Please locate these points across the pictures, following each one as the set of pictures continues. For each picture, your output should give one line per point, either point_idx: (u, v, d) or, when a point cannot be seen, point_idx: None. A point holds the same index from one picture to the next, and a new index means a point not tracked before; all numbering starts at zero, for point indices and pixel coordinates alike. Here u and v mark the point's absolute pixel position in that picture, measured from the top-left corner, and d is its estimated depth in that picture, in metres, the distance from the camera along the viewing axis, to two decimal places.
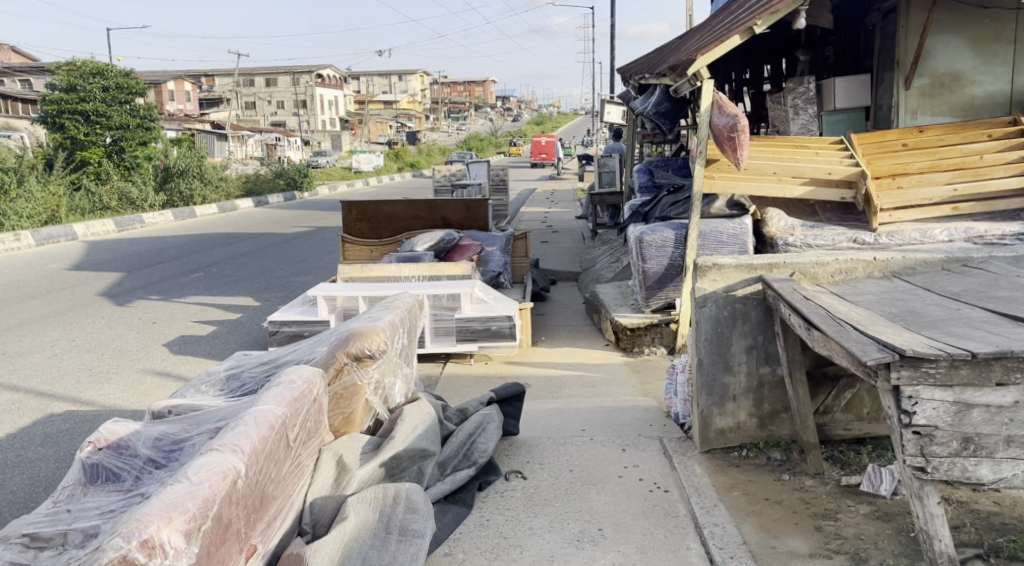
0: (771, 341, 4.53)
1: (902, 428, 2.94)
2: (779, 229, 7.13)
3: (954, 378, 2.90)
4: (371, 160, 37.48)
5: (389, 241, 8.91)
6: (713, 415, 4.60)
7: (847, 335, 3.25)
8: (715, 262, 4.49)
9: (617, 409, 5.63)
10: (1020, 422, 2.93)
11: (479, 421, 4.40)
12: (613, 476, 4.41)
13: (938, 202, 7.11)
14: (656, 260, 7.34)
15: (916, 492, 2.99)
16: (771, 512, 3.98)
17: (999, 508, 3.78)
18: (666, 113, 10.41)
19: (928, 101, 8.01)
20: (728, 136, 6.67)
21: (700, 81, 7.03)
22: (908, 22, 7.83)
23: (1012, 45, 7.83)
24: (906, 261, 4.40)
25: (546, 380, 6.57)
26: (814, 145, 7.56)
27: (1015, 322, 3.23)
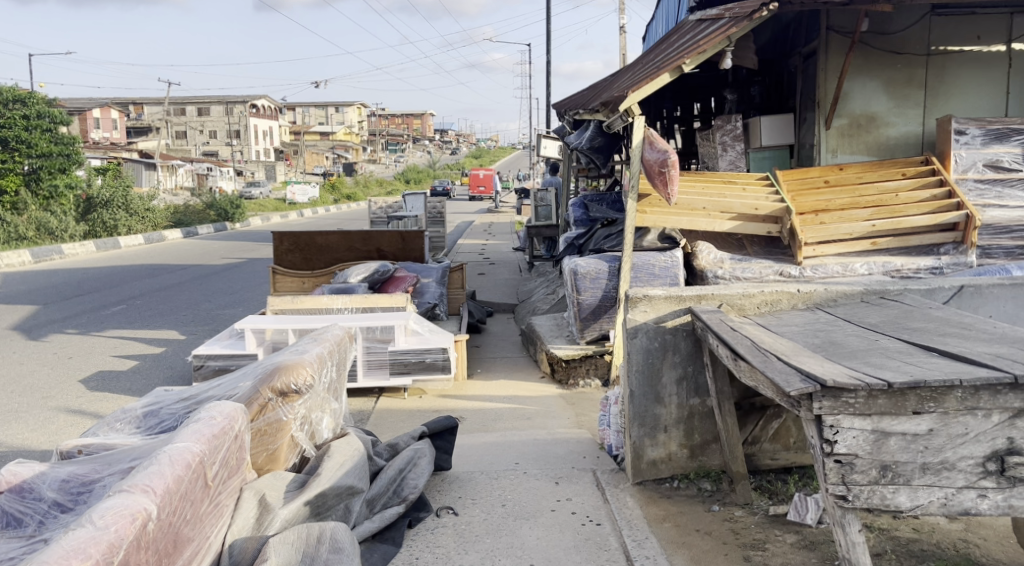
0: (700, 372, 4.59)
1: (824, 457, 3.01)
2: (709, 262, 7.27)
3: (872, 407, 2.97)
4: (306, 192, 37.02)
5: (323, 272, 8.78)
6: (644, 446, 4.63)
7: (771, 365, 3.32)
8: (645, 293, 4.54)
9: (551, 442, 5.62)
10: (935, 450, 3.00)
11: (410, 456, 4.34)
12: (545, 510, 4.38)
13: (859, 237, 7.35)
14: (590, 292, 7.37)
15: (838, 521, 3.06)
16: (700, 544, 4.00)
17: (918, 534, 3.89)
18: (600, 147, 10.58)
19: (847, 141, 8.32)
20: (658, 171, 6.79)
21: (632, 117, 7.16)
22: (827, 65, 8.15)
23: (922, 89, 8.22)
24: (827, 293, 4.54)
25: (480, 413, 6.52)
26: (742, 181, 7.82)
27: (928, 352, 3.35)
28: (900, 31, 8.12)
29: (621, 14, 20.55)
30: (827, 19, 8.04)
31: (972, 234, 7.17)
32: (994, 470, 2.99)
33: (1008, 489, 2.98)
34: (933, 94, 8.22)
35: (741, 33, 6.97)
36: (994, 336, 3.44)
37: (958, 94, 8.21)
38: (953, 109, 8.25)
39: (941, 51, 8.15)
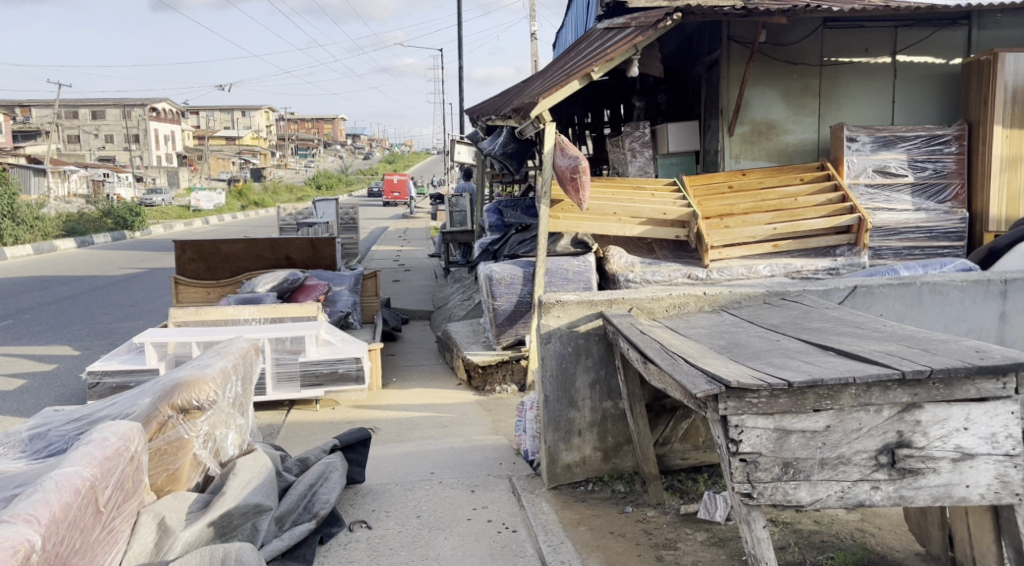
0: (612, 375, 4.65)
1: (730, 456, 3.10)
2: (620, 266, 7.33)
3: (773, 406, 3.08)
4: (211, 198, 35.90)
5: (229, 282, 8.53)
6: (559, 451, 4.66)
7: (679, 367, 3.39)
8: (558, 299, 4.58)
9: (468, 449, 5.60)
10: (833, 446, 3.12)
11: (322, 470, 4.29)
12: (461, 519, 4.36)
13: (761, 240, 7.61)
14: (506, 297, 7.35)
15: (743, 518, 3.12)
16: (614, 545, 4.05)
17: (818, 526, 4.04)
18: (513, 153, 10.61)
19: (749, 147, 8.60)
20: (570, 178, 6.85)
21: (543, 124, 7.20)
22: (729, 74, 8.40)
23: (816, 98, 8.58)
24: (732, 295, 4.66)
25: (394, 423, 6.45)
26: (650, 187, 7.96)
27: (825, 351, 3.48)
28: (796, 42, 8.44)
29: (532, 21, 20.76)
30: (728, 30, 8.29)
31: (864, 236, 7.48)
32: (886, 463, 3.11)
33: (898, 481, 3.11)
34: (827, 102, 8.59)
35: (647, 42, 7.11)
36: (884, 335, 3.61)
37: (849, 103, 8.60)
38: (845, 117, 8.63)
39: (833, 62, 8.52)
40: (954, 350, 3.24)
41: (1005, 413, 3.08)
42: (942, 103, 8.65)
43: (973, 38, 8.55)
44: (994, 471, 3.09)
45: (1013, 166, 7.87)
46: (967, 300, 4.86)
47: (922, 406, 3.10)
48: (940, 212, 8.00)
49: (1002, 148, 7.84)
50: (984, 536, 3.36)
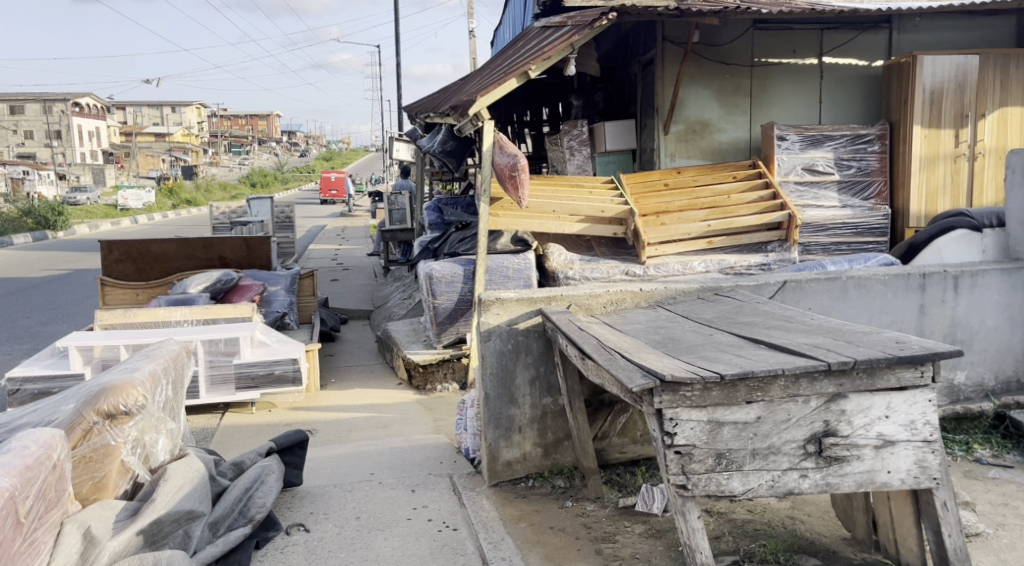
0: (552, 371, 4.69)
1: (665, 449, 3.17)
2: (560, 263, 7.39)
3: (706, 399, 3.16)
4: (139, 197, 34.89)
5: (158, 283, 8.32)
6: (500, 448, 4.68)
7: (615, 362, 3.44)
8: (498, 296, 4.60)
9: (408, 449, 5.58)
10: (764, 436, 3.21)
11: (257, 475, 4.21)
12: (400, 520, 4.34)
13: (696, 237, 7.76)
14: (446, 295, 7.27)
15: (679, 509, 3.19)
16: (554, 540, 4.09)
17: (752, 515, 4.15)
18: (452, 151, 10.58)
19: (683, 146, 8.76)
20: (509, 175, 6.87)
21: (482, 121, 7.20)
22: (664, 73, 8.53)
23: (748, 97, 8.78)
24: (667, 291, 4.73)
25: (333, 424, 6.39)
26: (588, 185, 8.03)
27: (756, 344, 3.57)
28: (727, 43, 8.63)
29: (469, 18, 20.74)
30: (663, 30, 8.41)
31: (795, 232, 7.72)
32: (814, 452, 3.21)
33: (825, 468, 3.21)
34: (758, 102, 8.79)
35: (583, 41, 7.18)
36: (812, 328, 3.72)
37: (779, 102, 8.82)
38: (776, 115, 8.85)
39: (764, 62, 8.73)
40: (876, 341, 3.36)
41: (923, 401, 3.21)
42: (867, 104, 8.94)
43: (894, 40, 8.83)
44: (913, 457, 3.22)
45: (932, 165, 8.18)
46: (890, 294, 4.97)
47: (847, 396, 3.20)
48: (865, 209, 8.27)
49: (921, 148, 8.15)
50: (905, 519, 3.49)
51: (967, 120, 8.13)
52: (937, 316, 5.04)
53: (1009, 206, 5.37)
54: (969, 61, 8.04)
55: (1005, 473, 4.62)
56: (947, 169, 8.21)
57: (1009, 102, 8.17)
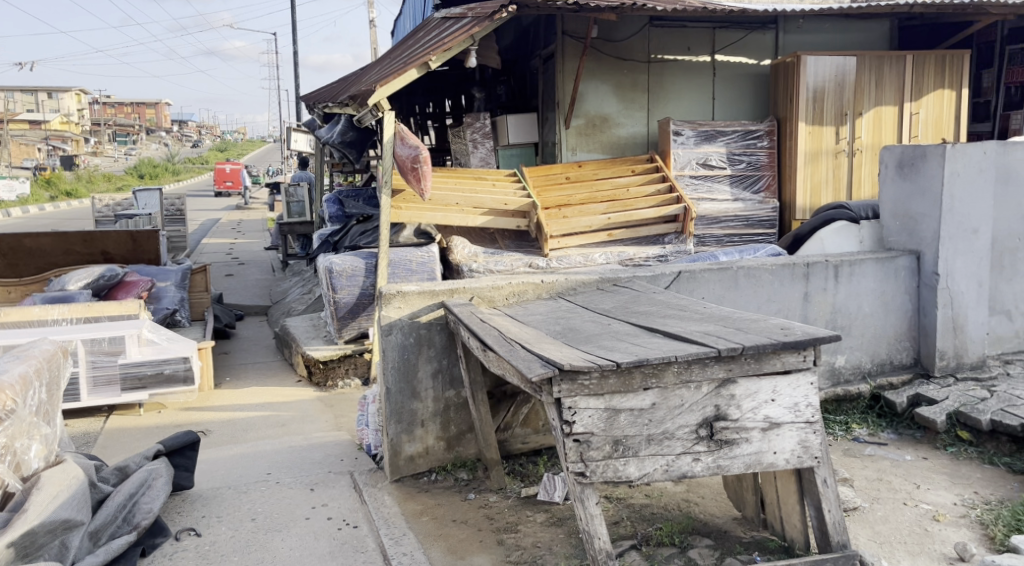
0: (454, 364, 4.67)
1: (564, 437, 3.21)
2: (464, 256, 7.38)
3: (604, 387, 3.22)
4: (13, 188, 32.84)
5: (35, 279, 7.88)
6: (402, 442, 4.64)
7: (516, 353, 3.46)
8: (398, 289, 4.56)
9: (308, 447, 5.46)
10: (659, 422, 3.29)
11: (143, 478, 4.04)
12: (299, 519, 4.26)
13: (597, 230, 7.88)
14: (347, 290, 7.11)
15: (577, 496, 3.24)
16: (456, 533, 4.09)
17: (649, 500, 4.26)
18: (352, 142, 10.37)
19: (584, 140, 8.88)
20: (411, 168, 6.78)
21: (381, 111, 7.04)
22: (564, 68, 8.62)
23: (645, 93, 8.97)
24: (568, 282, 4.77)
25: (228, 424, 6.20)
26: (491, 177, 8.04)
27: (652, 333, 3.65)
28: (625, 39, 8.77)
29: (370, 7, 20.47)
30: (562, 24, 8.49)
31: (690, 225, 7.93)
32: (705, 435, 3.31)
33: (716, 452, 3.32)
34: (655, 98, 9.00)
35: (483, 33, 7.17)
36: (704, 316, 3.83)
37: (675, 98, 9.06)
38: (672, 112, 9.08)
39: (660, 59, 8.93)
40: (763, 328, 3.49)
41: (805, 384, 3.36)
42: (757, 101, 9.28)
43: (780, 40, 9.18)
44: (797, 438, 3.36)
45: (816, 160, 8.57)
46: (777, 283, 5.18)
47: (737, 381, 3.31)
48: (755, 202, 8.58)
49: (805, 143, 8.52)
50: (790, 498, 3.64)
51: (846, 118, 8.54)
52: (820, 303, 5.28)
53: (883, 199, 5.67)
54: (848, 62, 8.44)
55: (880, 449, 4.90)
56: (829, 164, 8.62)
57: (884, 102, 8.64)
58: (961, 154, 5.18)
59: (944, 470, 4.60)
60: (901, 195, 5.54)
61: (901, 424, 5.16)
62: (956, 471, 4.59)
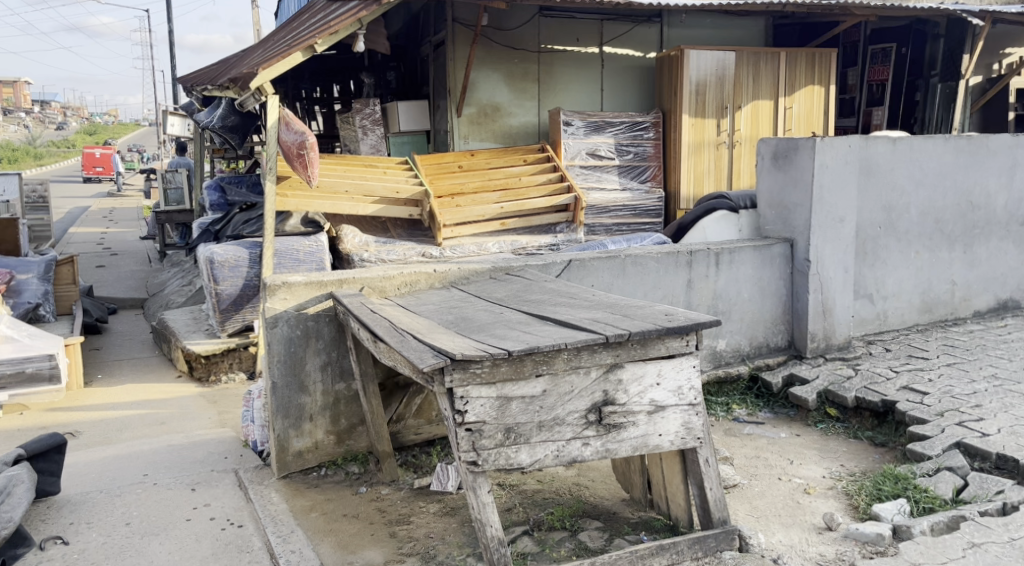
0: (344, 356, 4.57)
1: (456, 427, 3.20)
2: (354, 245, 7.24)
3: (495, 375, 3.21)
4: None
5: None
6: (289, 438, 4.51)
7: (406, 343, 3.41)
8: (284, 280, 4.42)
9: (190, 445, 5.25)
10: (550, 408, 3.31)
11: (3, 485, 3.80)
12: (178, 521, 4.08)
13: (489, 219, 7.86)
14: (230, 281, 6.78)
15: (470, 485, 3.24)
16: (347, 527, 4.01)
17: (540, 485, 4.31)
18: (234, 127, 9.97)
19: (476, 128, 8.85)
20: (297, 154, 6.55)
21: (265, 96, 6.77)
22: (455, 55, 8.56)
23: (536, 83, 9.02)
24: (460, 271, 4.74)
25: (102, 424, 5.87)
26: (382, 165, 7.91)
27: (542, 320, 3.68)
28: (516, 27, 8.79)
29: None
30: (453, 11, 8.42)
31: (581, 214, 8.03)
32: (594, 420, 3.36)
33: (605, 435, 3.38)
34: (545, 88, 9.06)
35: (371, 18, 7.02)
36: (594, 303, 3.89)
37: (565, 89, 9.15)
38: (562, 102, 9.17)
39: (550, 49, 8.99)
40: (648, 314, 3.57)
41: (688, 367, 3.45)
42: (643, 93, 9.49)
43: (664, 35, 9.41)
44: (681, 420, 3.46)
45: (698, 151, 8.83)
46: (663, 271, 5.31)
47: (623, 366, 3.37)
48: (642, 192, 8.79)
49: (689, 135, 8.76)
50: (675, 478, 3.75)
51: (726, 111, 8.85)
52: (702, 290, 5.45)
53: (759, 189, 5.91)
54: (728, 57, 8.74)
55: (758, 428, 5.11)
56: (711, 156, 8.91)
57: (760, 96, 9.00)
58: (830, 147, 5.45)
59: (815, 446, 4.85)
60: (775, 186, 5.78)
61: (777, 403, 5.40)
62: (826, 446, 4.84)
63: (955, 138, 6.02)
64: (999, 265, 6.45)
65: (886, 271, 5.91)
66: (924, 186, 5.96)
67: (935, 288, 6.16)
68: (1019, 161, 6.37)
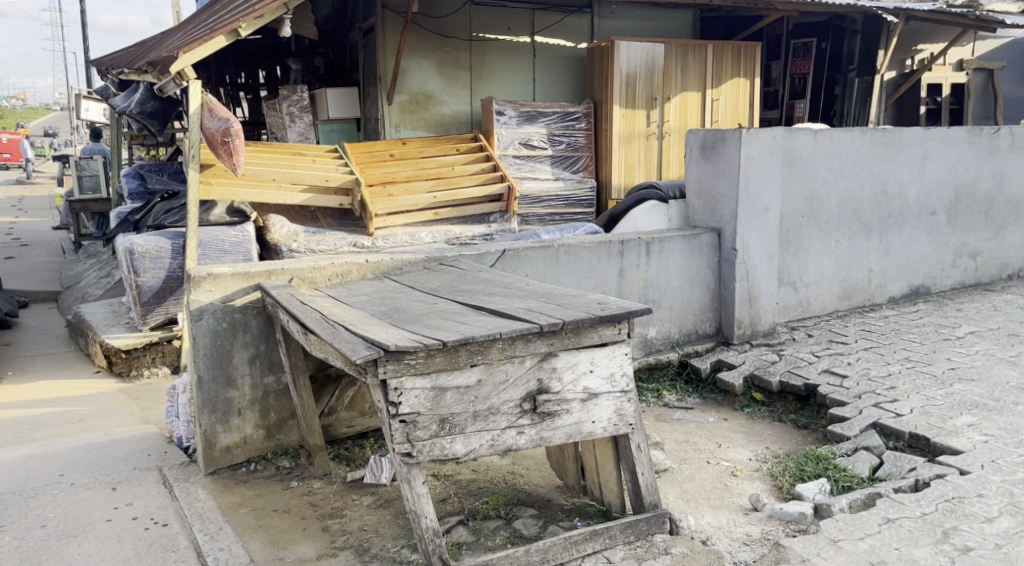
0: (273, 349, 4.47)
1: (390, 419, 3.17)
2: (282, 235, 7.09)
3: (430, 365, 3.19)
4: None
5: None
6: (216, 433, 4.39)
7: (339, 335, 3.36)
8: (209, 271, 4.30)
9: (110, 443, 5.06)
10: (484, 398, 3.31)
11: None
12: (99, 522, 3.94)
13: (422, 208, 7.80)
14: (151, 273, 6.53)
15: (404, 477, 3.22)
16: (278, 523, 3.94)
17: (475, 474, 4.32)
18: (153, 112, 9.61)
19: (408, 116, 8.75)
20: (221, 141, 6.36)
21: (186, 80, 6.53)
22: (385, 42, 8.44)
23: (468, 72, 8.97)
24: (393, 262, 4.68)
25: (15, 423, 5.61)
26: (310, 153, 7.76)
27: (477, 310, 3.67)
28: (449, 15, 8.72)
29: None
30: None
31: (514, 204, 8.04)
32: (529, 409, 3.38)
33: (540, 424, 3.40)
34: (477, 76, 9.02)
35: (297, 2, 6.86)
36: (528, 292, 3.90)
37: (497, 78, 9.13)
38: (494, 91, 9.14)
39: (482, 38, 8.95)
40: (582, 303, 3.60)
41: (621, 355, 3.50)
42: (574, 83, 9.54)
43: (595, 26, 9.48)
44: (613, 407, 3.51)
45: (629, 142, 8.95)
46: (595, 260, 5.37)
47: (558, 354, 3.40)
48: (574, 182, 8.86)
49: (620, 125, 8.86)
50: (608, 464, 3.81)
51: (656, 102, 8.98)
52: (633, 278, 5.53)
53: (688, 179, 6.02)
54: (656, 49, 8.86)
55: (687, 413, 5.23)
56: (641, 146, 9.04)
57: (688, 87, 9.16)
58: (755, 138, 5.59)
59: (742, 429, 4.99)
60: (703, 176, 5.90)
61: (705, 388, 5.53)
62: (752, 429, 4.98)
63: (871, 130, 6.25)
64: (912, 252, 6.73)
65: (808, 259, 6.11)
66: (843, 176, 6.17)
67: (853, 274, 6.40)
68: (929, 152, 6.66)
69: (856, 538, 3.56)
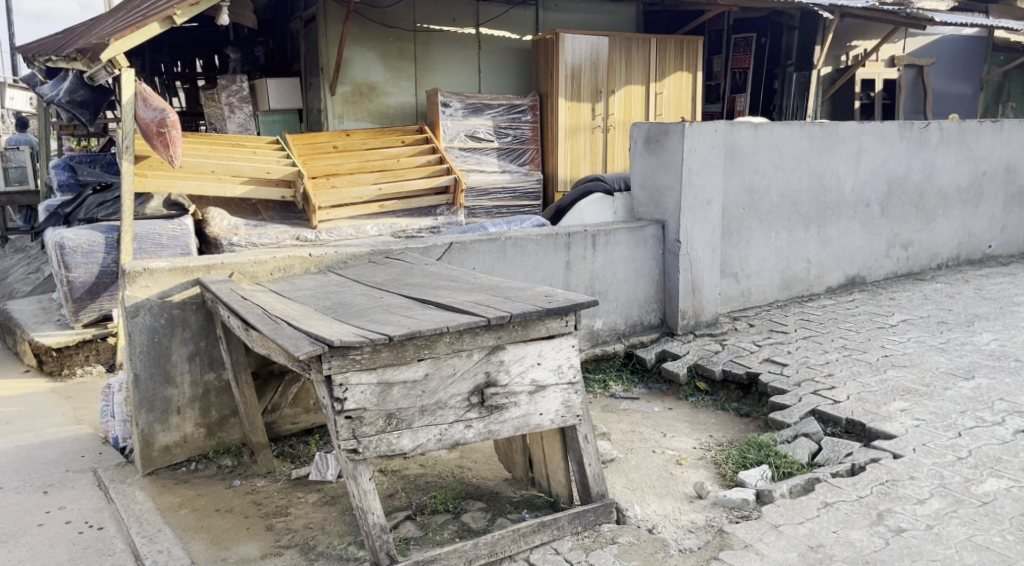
0: (213, 345, 4.36)
1: (335, 415, 3.12)
2: (222, 229, 6.92)
3: (376, 360, 3.15)
4: None
5: None
6: (155, 433, 4.27)
7: (282, 331, 3.29)
8: (145, 266, 4.16)
9: (42, 445, 4.88)
10: (432, 392, 3.29)
11: None
12: (30, 527, 3.80)
13: (367, 201, 7.69)
14: (83, 268, 6.32)
15: (350, 473, 3.19)
16: (219, 523, 3.85)
17: (423, 469, 4.28)
18: (83, 102, 9.27)
19: (351, 107, 8.63)
20: (157, 133, 6.16)
21: (118, 68, 6.31)
22: (326, 32, 8.32)
23: (412, 63, 8.88)
24: (337, 256, 4.60)
25: None
26: (249, 145, 7.59)
27: (424, 304, 3.63)
28: (392, 5, 8.63)
29: None
30: None
31: (460, 196, 7.99)
32: (477, 402, 3.37)
33: (487, 417, 3.39)
34: (422, 67, 8.93)
35: None
36: (475, 285, 3.88)
37: (442, 69, 9.05)
38: (439, 83, 9.07)
39: (425, 29, 8.87)
40: (529, 295, 3.60)
41: (567, 347, 3.51)
42: (519, 75, 9.52)
43: (540, 18, 9.47)
44: (561, 398, 3.52)
45: (574, 135, 8.98)
46: (542, 253, 5.37)
47: (505, 347, 3.39)
48: (521, 174, 8.84)
49: (565, 118, 8.89)
50: (556, 455, 3.82)
51: (600, 95, 9.04)
52: (579, 270, 5.56)
53: (632, 172, 6.07)
54: (600, 42, 8.90)
55: (632, 404, 5.28)
56: (587, 139, 9.08)
57: (631, 81, 9.23)
58: (697, 131, 5.66)
59: (686, 418, 5.06)
60: (647, 169, 5.95)
61: (649, 379, 5.59)
62: (697, 418, 5.06)
63: (809, 124, 6.39)
64: (847, 243, 6.91)
65: (749, 250, 6.22)
66: (782, 169, 6.29)
67: (792, 265, 6.54)
68: (864, 146, 6.84)
69: (796, 523, 3.64)
